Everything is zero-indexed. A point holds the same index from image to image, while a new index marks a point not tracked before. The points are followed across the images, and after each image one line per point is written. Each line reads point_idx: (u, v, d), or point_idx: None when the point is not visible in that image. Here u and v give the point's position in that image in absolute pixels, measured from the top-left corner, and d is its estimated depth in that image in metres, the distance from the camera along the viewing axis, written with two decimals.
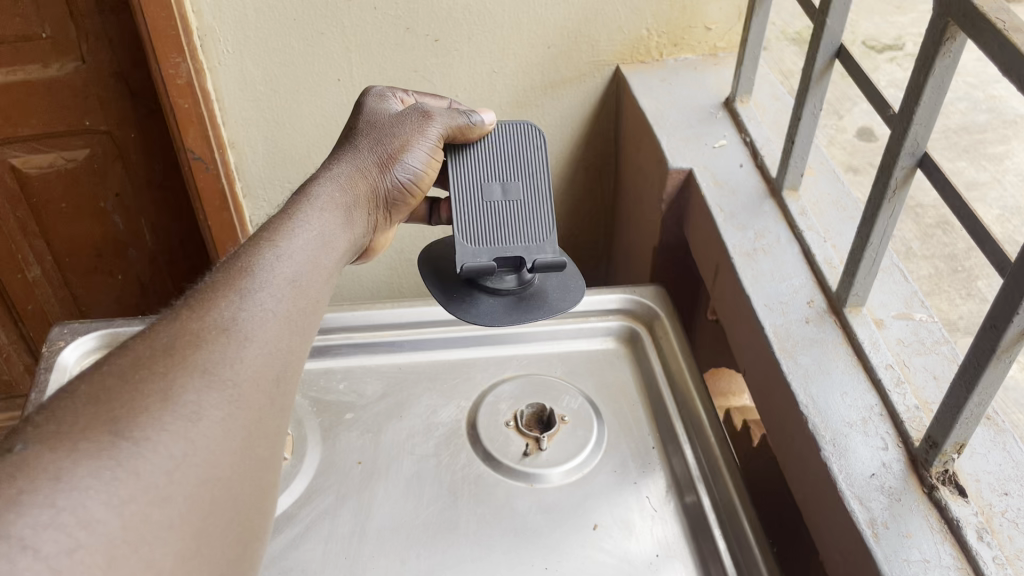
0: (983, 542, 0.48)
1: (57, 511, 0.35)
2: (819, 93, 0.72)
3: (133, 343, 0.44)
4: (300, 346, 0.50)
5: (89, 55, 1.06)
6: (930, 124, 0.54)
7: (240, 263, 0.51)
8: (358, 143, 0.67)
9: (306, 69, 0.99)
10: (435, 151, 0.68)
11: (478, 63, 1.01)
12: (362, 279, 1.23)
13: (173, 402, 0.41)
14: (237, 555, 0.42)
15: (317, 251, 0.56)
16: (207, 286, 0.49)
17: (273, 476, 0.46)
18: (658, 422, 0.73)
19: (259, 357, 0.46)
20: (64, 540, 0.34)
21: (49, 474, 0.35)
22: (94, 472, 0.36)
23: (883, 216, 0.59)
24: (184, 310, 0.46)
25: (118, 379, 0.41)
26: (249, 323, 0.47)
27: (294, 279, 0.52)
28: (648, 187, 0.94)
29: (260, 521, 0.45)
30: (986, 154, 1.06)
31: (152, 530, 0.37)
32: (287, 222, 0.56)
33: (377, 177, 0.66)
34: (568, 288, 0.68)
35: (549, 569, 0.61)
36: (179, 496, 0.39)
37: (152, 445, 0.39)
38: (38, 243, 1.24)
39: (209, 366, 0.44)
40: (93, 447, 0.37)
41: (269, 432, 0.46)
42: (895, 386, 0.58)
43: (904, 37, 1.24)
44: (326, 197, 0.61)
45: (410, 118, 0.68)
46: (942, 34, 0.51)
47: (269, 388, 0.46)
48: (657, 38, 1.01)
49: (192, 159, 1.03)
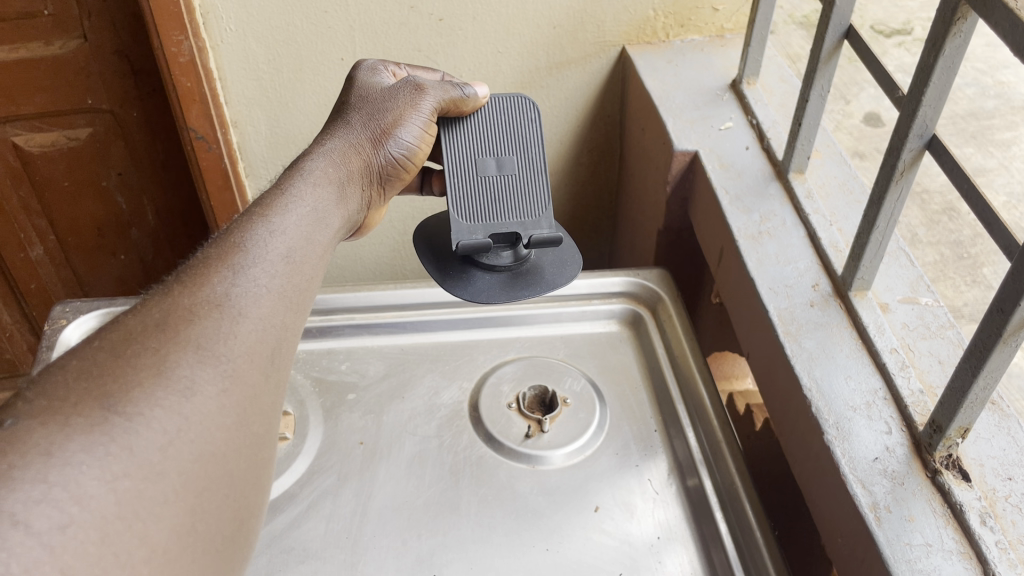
0: (986, 527, 0.48)
1: (49, 486, 0.34)
2: (827, 73, 0.71)
3: (124, 318, 0.44)
4: (294, 322, 0.50)
5: (91, 33, 1.05)
6: (940, 105, 0.53)
7: (233, 238, 0.50)
8: (351, 117, 0.66)
9: (310, 49, 0.98)
10: (429, 125, 0.68)
11: (483, 43, 1.00)
12: (365, 260, 1.22)
13: (165, 377, 0.41)
14: (234, 531, 0.42)
15: (311, 227, 0.55)
16: (199, 261, 0.49)
17: (269, 453, 0.46)
18: (660, 404, 0.73)
19: (252, 332, 0.46)
20: (56, 516, 0.34)
21: (41, 450, 0.35)
22: (86, 447, 0.36)
23: (890, 198, 0.58)
24: (176, 286, 0.46)
25: (110, 355, 0.41)
26: (243, 299, 0.47)
27: (289, 255, 0.52)
28: (653, 170, 0.93)
29: (256, 498, 0.45)
30: (993, 140, 1.05)
31: (146, 506, 0.37)
32: (281, 198, 0.56)
33: (370, 152, 0.65)
34: (564, 264, 0.68)
35: (550, 550, 0.61)
36: (173, 472, 0.39)
37: (145, 420, 0.39)
38: (41, 222, 1.24)
39: (203, 342, 0.43)
40: (86, 422, 0.37)
41: (263, 409, 0.45)
42: (899, 370, 0.58)
43: (913, 21, 1.22)
44: (319, 173, 0.60)
45: (403, 91, 0.67)
46: (953, 13, 0.49)
47: (263, 363, 0.46)
48: (663, 18, 1.00)
49: (195, 139, 1.03)
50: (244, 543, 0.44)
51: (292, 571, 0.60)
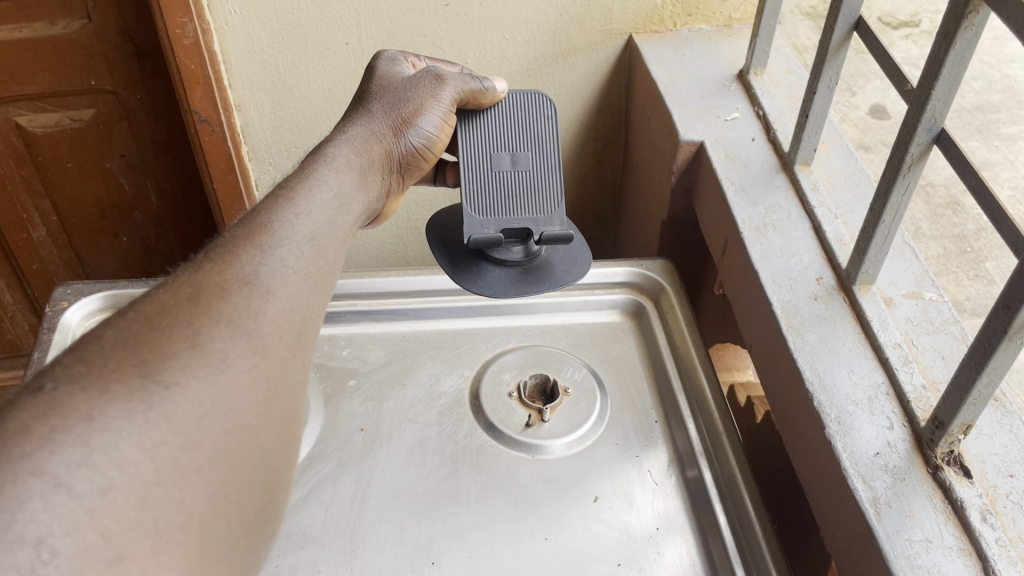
0: (986, 523, 0.48)
1: (91, 450, 0.34)
2: (836, 64, 0.70)
3: (156, 292, 0.43)
4: (318, 304, 0.50)
5: (95, 14, 1.04)
6: (949, 99, 0.53)
7: (260, 220, 0.50)
8: (371, 107, 0.66)
9: (315, 33, 0.98)
10: (450, 116, 0.67)
11: (490, 29, 0.99)
12: (368, 246, 1.22)
13: (200, 349, 0.41)
14: (265, 501, 0.42)
15: (334, 212, 0.55)
16: (228, 240, 0.48)
17: (297, 428, 0.46)
18: (661, 395, 0.73)
19: (280, 311, 0.46)
20: (97, 480, 0.34)
21: (82, 414, 0.35)
22: (126, 413, 0.36)
23: (896, 192, 0.58)
24: (206, 263, 0.46)
25: (145, 327, 0.41)
26: (271, 278, 0.47)
27: (313, 238, 0.51)
28: (658, 160, 0.93)
29: (285, 471, 0.45)
30: (998, 134, 1.05)
31: (183, 474, 0.37)
32: (306, 183, 0.55)
33: (392, 141, 0.64)
34: (574, 261, 0.69)
35: (549, 539, 0.61)
36: (208, 442, 0.39)
37: (182, 390, 0.39)
38: (43, 203, 1.24)
39: (235, 317, 0.43)
40: (125, 389, 0.37)
41: (291, 385, 0.45)
42: (902, 365, 0.58)
43: (921, 13, 1.21)
44: (341, 159, 0.60)
45: (424, 81, 0.67)
46: (965, 6, 0.48)
47: (291, 341, 0.46)
48: (671, 7, 0.99)
49: (198, 121, 1.02)
50: (272, 519, 0.43)
51: (292, 556, 0.60)
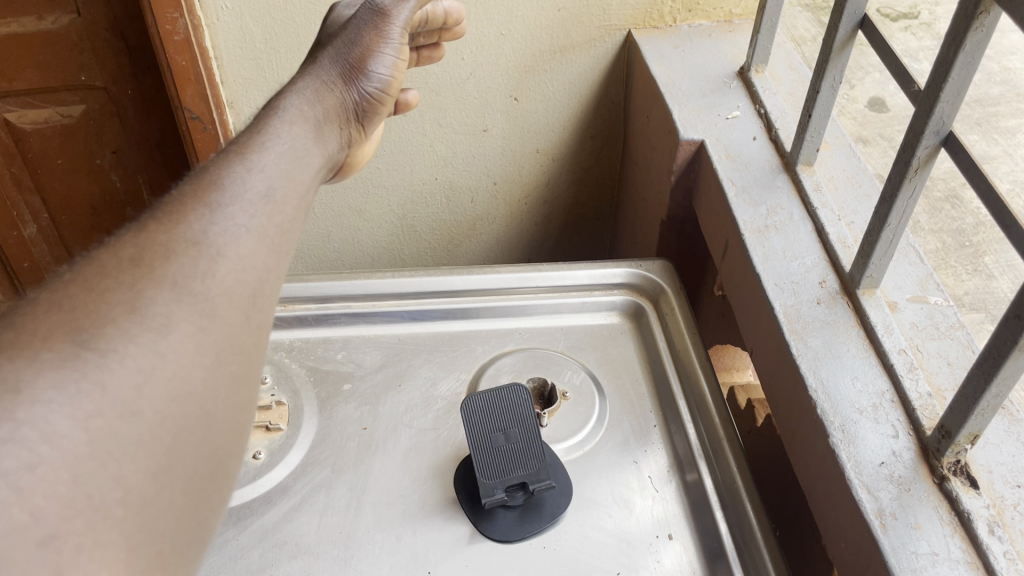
0: (994, 536, 0.47)
1: (17, 425, 0.32)
2: (840, 63, 0.69)
3: (100, 252, 0.41)
4: (277, 264, 0.47)
5: (83, 8, 1.02)
6: (958, 102, 0.51)
7: (209, 177, 0.47)
8: (319, 58, 0.64)
9: (308, 28, 0.96)
10: (400, 53, 0.66)
11: (485, 25, 0.97)
12: (363, 245, 1.21)
13: (141, 314, 0.38)
14: (215, 474, 0.39)
15: (289, 164, 0.52)
16: (176, 198, 0.45)
17: (251, 392, 0.42)
18: (659, 397, 0.72)
19: (232, 272, 0.43)
20: (24, 456, 0.31)
21: (8, 387, 0.32)
22: (56, 384, 0.33)
23: (903, 194, 0.56)
24: (152, 223, 0.43)
25: (82, 287, 0.38)
26: (221, 238, 0.44)
27: (268, 194, 0.48)
28: (658, 156, 0.91)
29: (240, 439, 0.41)
30: (997, 127, 1.03)
31: (121, 445, 0.34)
32: (256, 137, 0.52)
33: (343, 89, 0.62)
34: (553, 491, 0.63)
35: (547, 548, 0.60)
36: (149, 411, 0.36)
37: (119, 357, 0.36)
38: (33, 200, 1.22)
39: (179, 278, 0.40)
40: (56, 358, 0.34)
41: (243, 347, 0.42)
42: (907, 372, 0.57)
43: (920, 4, 1.20)
44: (293, 111, 0.57)
45: (364, 20, 0.65)
46: (975, 7, 0.47)
47: (244, 303, 0.43)
48: (669, 3, 0.97)
49: (190, 118, 1.01)
50: (226, 485, 0.40)
51: (284, 566, 0.59)
